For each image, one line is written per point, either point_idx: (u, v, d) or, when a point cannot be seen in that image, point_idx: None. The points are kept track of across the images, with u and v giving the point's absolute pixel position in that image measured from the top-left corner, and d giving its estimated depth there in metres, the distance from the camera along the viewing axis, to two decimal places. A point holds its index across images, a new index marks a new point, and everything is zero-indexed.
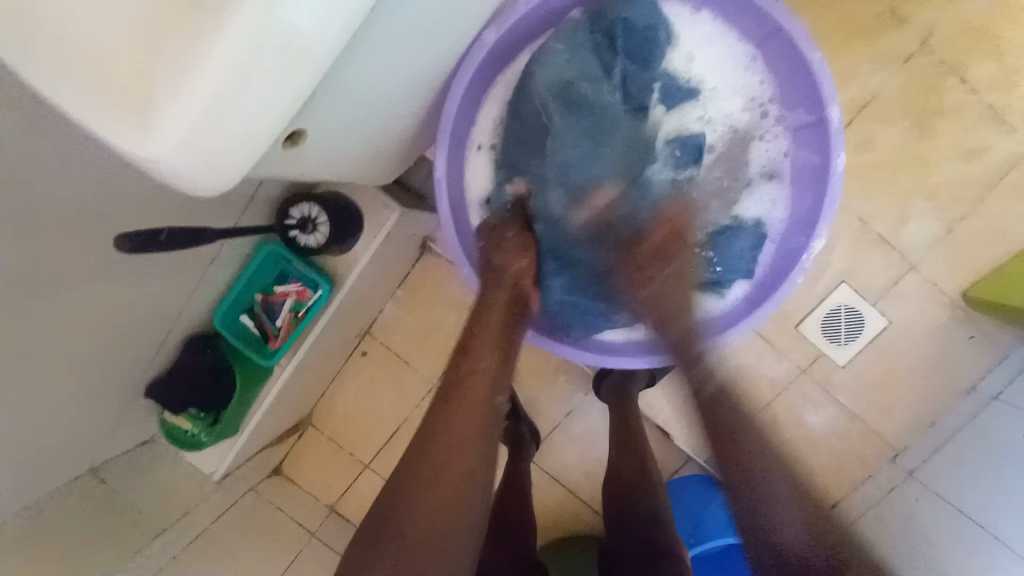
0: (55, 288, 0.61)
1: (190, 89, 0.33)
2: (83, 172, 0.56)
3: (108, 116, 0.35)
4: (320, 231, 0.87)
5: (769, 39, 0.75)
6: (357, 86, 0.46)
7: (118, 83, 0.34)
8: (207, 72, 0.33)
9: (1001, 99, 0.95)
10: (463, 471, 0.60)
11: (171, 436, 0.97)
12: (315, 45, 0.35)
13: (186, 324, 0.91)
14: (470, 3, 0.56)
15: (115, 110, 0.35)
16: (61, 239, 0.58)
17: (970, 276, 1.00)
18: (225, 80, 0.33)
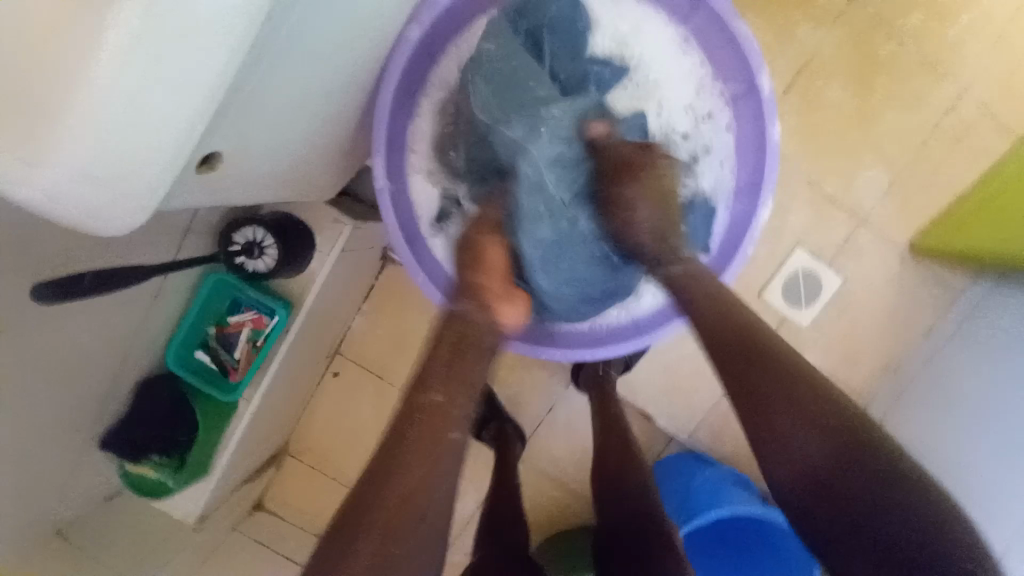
0: None
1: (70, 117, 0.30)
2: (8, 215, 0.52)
3: None
4: (269, 254, 0.83)
5: (696, 13, 0.77)
6: (268, 103, 0.43)
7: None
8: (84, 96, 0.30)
9: (931, 50, 1.00)
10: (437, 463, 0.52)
11: (136, 487, 0.92)
12: (204, 56, 0.33)
13: (137, 366, 0.86)
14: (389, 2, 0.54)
15: None
16: None
17: (915, 225, 1.04)
18: (109, 105, 0.31)
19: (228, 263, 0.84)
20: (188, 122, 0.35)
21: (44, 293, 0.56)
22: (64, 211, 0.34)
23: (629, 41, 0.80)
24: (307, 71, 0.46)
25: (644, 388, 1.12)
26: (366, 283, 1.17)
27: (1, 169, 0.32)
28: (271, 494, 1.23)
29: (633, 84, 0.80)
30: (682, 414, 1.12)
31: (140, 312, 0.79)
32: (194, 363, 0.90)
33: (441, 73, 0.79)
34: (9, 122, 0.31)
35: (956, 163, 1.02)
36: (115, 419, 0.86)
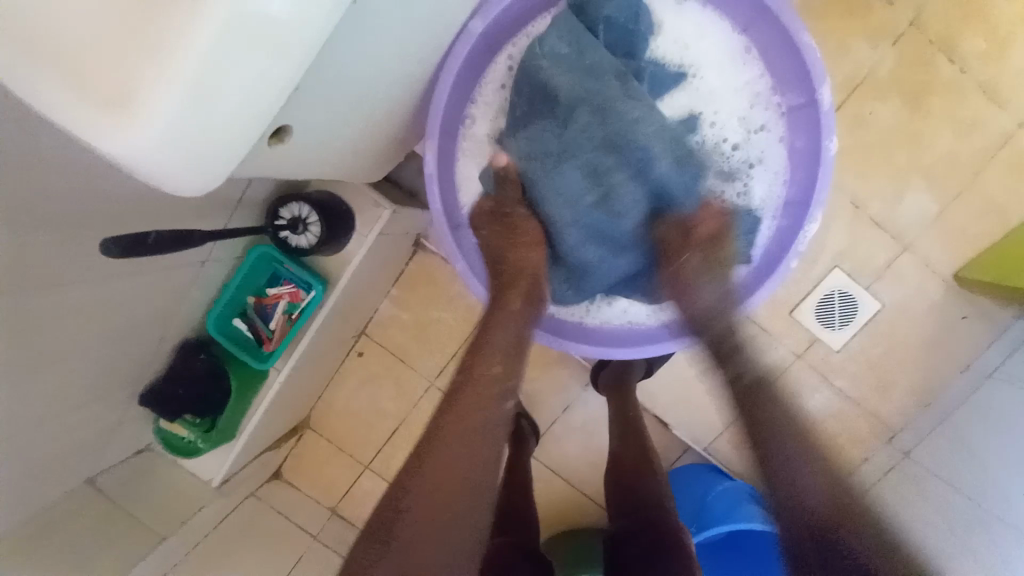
0: (45, 298, 0.59)
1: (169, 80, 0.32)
2: (76, 173, 0.55)
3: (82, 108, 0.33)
4: (312, 231, 0.86)
5: (757, 21, 0.75)
6: (338, 85, 0.45)
7: (89, 70, 0.33)
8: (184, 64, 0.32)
9: (991, 76, 0.96)
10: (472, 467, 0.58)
11: (168, 443, 0.98)
12: (294, 36, 0.34)
13: (178, 329, 0.90)
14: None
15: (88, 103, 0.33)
16: (47, 250, 0.57)
17: (962, 255, 1.01)
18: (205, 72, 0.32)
19: (273, 237, 0.87)
20: (276, 82, 0.36)
21: (113, 248, 0.60)
22: (153, 166, 0.35)
23: (687, 45, 0.79)
24: (380, 52, 0.47)
25: (664, 397, 1.12)
26: (397, 268, 1.19)
27: (103, 124, 0.33)
28: (290, 466, 1.27)
29: (687, 89, 0.80)
30: (700, 426, 1.11)
31: (188, 278, 0.83)
32: (231, 330, 0.93)
33: (495, 67, 0.80)
34: (116, 77, 0.33)
35: (1012, 193, 0.98)
36: (156, 376, 0.91)
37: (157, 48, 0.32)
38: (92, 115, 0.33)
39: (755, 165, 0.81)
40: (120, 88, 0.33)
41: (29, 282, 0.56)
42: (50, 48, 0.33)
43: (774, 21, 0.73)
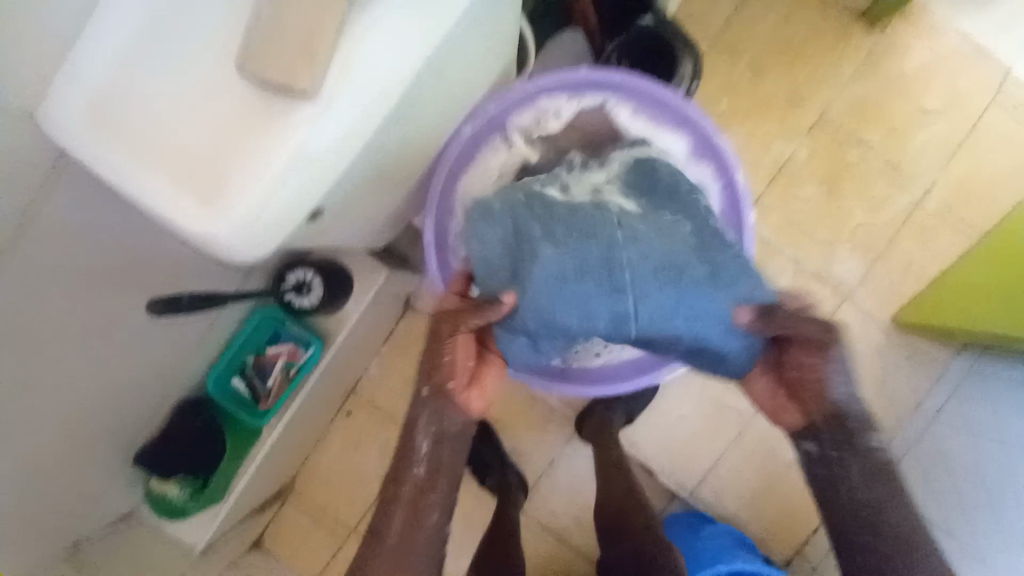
0: (49, 352, 0.65)
1: (254, 181, 0.39)
2: (109, 244, 0.64)
3: (181, 203, 0.41)
4: (314, 293, 0.94)
5: (686, 121, 0.81)
6: (368, 174, 0.52)
7: (176, 167, 0.41)
8: (269, 169, 0.40)
9: (895, 155, 1.15)
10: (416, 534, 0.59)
11: (155, 505, 0.98)
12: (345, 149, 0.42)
13: (177, 388, 0.94)
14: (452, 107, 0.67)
15: (186, 200, 0.40)
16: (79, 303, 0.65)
17: (894, 305, 1.15)
18: (279, 173, 0.40)
19: (279, 299, 0.95)
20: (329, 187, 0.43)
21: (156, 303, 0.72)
22: (218, 248, 0.41)
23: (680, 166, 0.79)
24: (397, 153, 0.55)
25: (644, 443, 1.18)
26: (388, 328, 1.27)
27: (182, 214, 0.40)
28: (271, 536, 1.26)
29: None
30: (681, 472, 1.17)
31: (195, 335, 0.89)
32: (230, 388, 0.98)
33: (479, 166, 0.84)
34: (200, 179, 0.40)
35: (926, 250, 1.14)
36: (152, 435, 0.94)
37: (240, 159, 0.40)
38: (176, 203, 0.41)
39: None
40: (202, 189, 0.40)
41: (34, 338, 0.62)
42: (148, 152, 0.41)
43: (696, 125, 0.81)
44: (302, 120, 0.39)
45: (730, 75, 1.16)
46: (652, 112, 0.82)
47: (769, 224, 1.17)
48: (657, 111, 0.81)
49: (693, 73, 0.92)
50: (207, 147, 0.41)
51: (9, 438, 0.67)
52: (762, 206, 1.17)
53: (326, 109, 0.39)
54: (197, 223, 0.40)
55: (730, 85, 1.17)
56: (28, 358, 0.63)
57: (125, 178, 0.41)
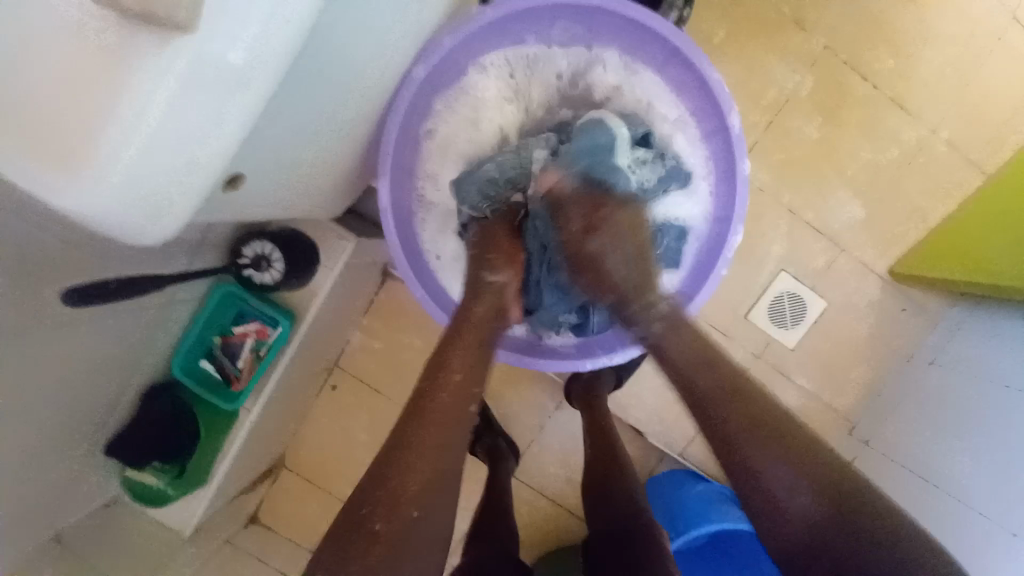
0: None
1: (122, 129, 0.31)
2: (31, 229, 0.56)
3: (28, 164, 0.31)
4: (275, 268, 0.87)
5: (669, 63, 0.74)
6: (286, 126, 0.44)
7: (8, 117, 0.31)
8: (139, 116, 0.31)
9: (900, 88, 1.07)
10: (449, 449, 0.55)
11: (134, 493, 0.95)
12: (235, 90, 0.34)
13: (139, 374, 0.88)
14: (410, 42, 0.57)
15: (34, 159, 0.31)
16: (18, 290, 0.56)
17: (893, 252, 1.10)
18: (154, 120, 0.31)
19: (236, 275, 0.88)
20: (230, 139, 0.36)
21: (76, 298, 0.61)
22: (88, 218, 0.33)
23: (662, 121, 0.77)
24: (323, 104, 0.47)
25: (636, 404, 1.15)
26: (365, 298, 1.21)
27: (28, 174, 0.31)
28: (267, 509, 1.25)
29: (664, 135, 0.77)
30: (674, 432, 1.15)
31: (149, 320, 0.82)
32: (198, 371, 0.93)
33: (444, 116, 0.76)
34: (40, 127, 0.31)
35: (925, 193, 1.08)
36: (119, 425, 0.89)
37: (94, 100, 0.31)
38: (21, 163, 0.31)
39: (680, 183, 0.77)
40: (48, 141, 0.31)
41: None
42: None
43: (685, 61, 0.71)
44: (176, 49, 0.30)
45: (726, 4, 1.06)
46: (630, 53, 0.75)
47: (765, 171, 1.10)
48: (638, 51, 0.75)
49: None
50: (49, 92, 0.31)
51: None
52: (759, 150, 1.09)
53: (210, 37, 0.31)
54: (51, 186, 0.32)
55: (726, 15, 1.06)
56: None
57: None
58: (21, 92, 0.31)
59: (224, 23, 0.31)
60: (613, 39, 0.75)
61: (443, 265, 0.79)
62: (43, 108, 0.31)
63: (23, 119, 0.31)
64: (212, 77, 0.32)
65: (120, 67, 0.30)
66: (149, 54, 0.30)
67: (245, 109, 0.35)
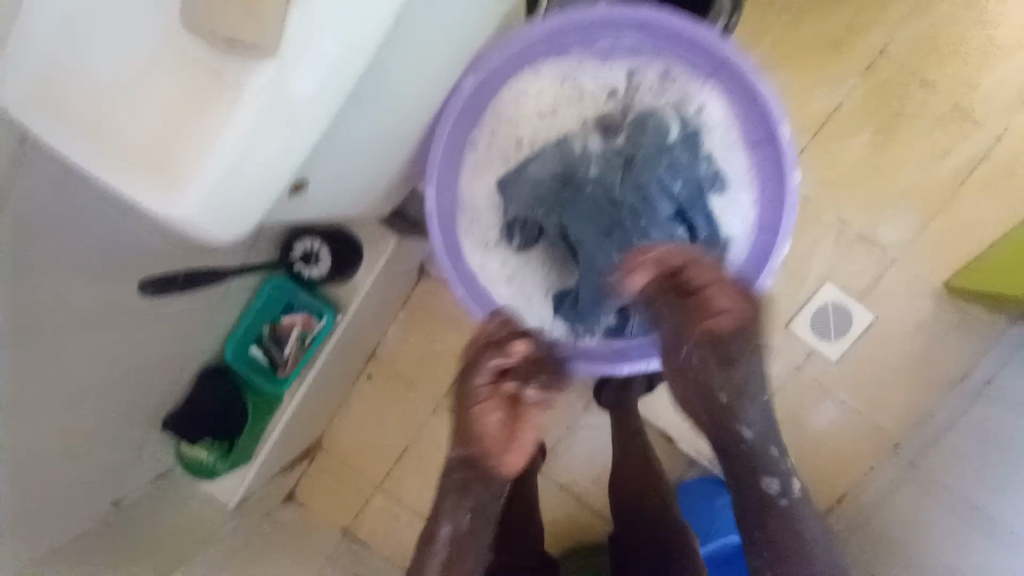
0: (64, 329, 0.62)
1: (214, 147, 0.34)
2: (111, 222, 0.62)
3: (135, 178, 0.35)
4: (322, 264, 0.92)
5: (718, 73, 0.73)
6: (348, 138, 0.46)
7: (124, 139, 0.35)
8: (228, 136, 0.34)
9: (967, 96, 1.01)
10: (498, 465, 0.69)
11: (186, 466, 1.01)
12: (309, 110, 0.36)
13: (195, 358, 0.95)
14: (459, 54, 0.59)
15: (141, 173, 0.35)
16: (88, 276, 0.63)
17: (949, 268, 1.05)
18: (240, 139, 0.34)
19: (287, 270, 0.94)
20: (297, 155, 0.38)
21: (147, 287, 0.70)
22: (179, 227, 0.37)
23: (708, 129, 0.76)
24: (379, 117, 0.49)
25: (666, 412, 1.14)
26: (403, 294, 1.24)
27: (135, 187, 0.35)
28: (303, 490, 1.32)
29: (710, 140, 0.76)
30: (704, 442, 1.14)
31: (207, 306, 0.87)
32: (249, 357, 0.98)
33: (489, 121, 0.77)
34: (147, 148, 0.35)
35: (989, 207, 1.02)
36: (177, 403, 0.96)
37: (190, 125, 0.34)
38: (130, 176, 0.35)
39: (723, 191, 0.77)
40: (151, 160, 0.35)
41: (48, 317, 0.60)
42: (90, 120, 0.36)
43: (735, 70, 0.70)
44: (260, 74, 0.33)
45: (776, 8, 1.02)
46: (677, 63, 0.74)
47: (810, 181, 1.06)
48: (686, 60, 0.74)
49: (734, 1, 0.79)
50: (156, 115, 0.35)
51: (44, 416, 0.67)
52: (806, 159, 1.06)
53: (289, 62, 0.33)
54: (148, 200, 0.35)
55: (776, 19, 1.03)
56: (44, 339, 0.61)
57: (77, 153, 0.36)
58: (135, 116, 0.35)
59: (298, 49, 0.33)
60: (660, 47, 0.74)
61: (483, 267, 0.80)
62: (152, 129, 0.35)
63: (134, 141, 0.35)
64: (285, 100, 0.34)
65: (216, 93, 0.34)
66: (239, 81, 0.33)
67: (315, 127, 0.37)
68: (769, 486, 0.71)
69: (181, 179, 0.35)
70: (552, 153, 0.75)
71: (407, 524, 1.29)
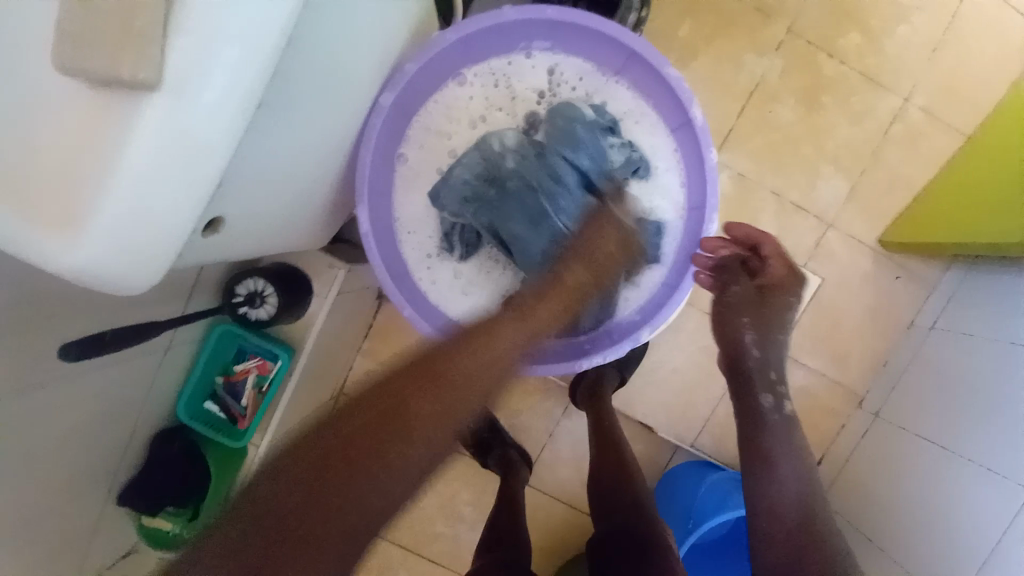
0: None
1: (110, 191, 0.33)
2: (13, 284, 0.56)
3: (26, 233, 0.33)
4: (269, 303, 0.87)
5: (629, 65, 0.75)
6: (257, 168, 0.45)
7: (7, 191, 0.33)
8: (126, 177, 0.33)
9: (870, 63, 1.08)
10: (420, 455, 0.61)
11: (150, 541, 0.94)
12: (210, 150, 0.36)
13: (147, 420, 0.89)
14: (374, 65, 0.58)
15: (33, 228, 0.33)
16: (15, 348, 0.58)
17: (880, 224, 1.11)
18: (139, 180, 0.33)
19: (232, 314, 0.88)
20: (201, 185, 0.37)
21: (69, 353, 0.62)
22: (84, 279, 0.35)
23: (626, 118, 0.79)
24: (288, 143, 0.47)
25: (642, 400, 1.16)
26: (365, 324, 1.21)
27: (28, 243, 0.33)
28: None
29: (626, 128, 0.79)
30: (683, 424, 1.15)
31: (151, 365, 0.83)
32: (205, 412, 0.94)
33: (416, 139, 0.78)
34: (35, 200, 0.33)
35: (906, 162, 1.10)
36: (132, 472, 0.90)
37: (77, 164, 0.32)
38: (20, 231, 0.33)
39: (648, 174, 0.79)
40: (35, 205, 0.33)
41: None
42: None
43: (643, 62, 0.73)
44: (150, 113, 0.32)
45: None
46: (590, 60, 0.77)
47: (743, 157, 1.11)
48: (598, 57, 0.77)
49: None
50: (43, 163, 0.33)
51: None
52: (736, 137, 1.11)
53: (178, 99, 0.32)
54: (39, 249, 0.33)
55: (688, 10, 1.08)
56: None
57: None
58: (10, 161, 0.33)
59: (187, 77, 0.32)
60: (570, 48, 0.77)
61: (431, 283, 0.80)
62: (39, 177, 0.33)
63: (12, 187, 0.33)
64: (179, 128, 0.33)
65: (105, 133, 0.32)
66: (127, 120, 0.32)
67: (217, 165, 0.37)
68: (764, 401, 0.74)
69: (74, 223, 0.33)
70: (472, 156, 0.74)
71: (400, 558, 1.24)
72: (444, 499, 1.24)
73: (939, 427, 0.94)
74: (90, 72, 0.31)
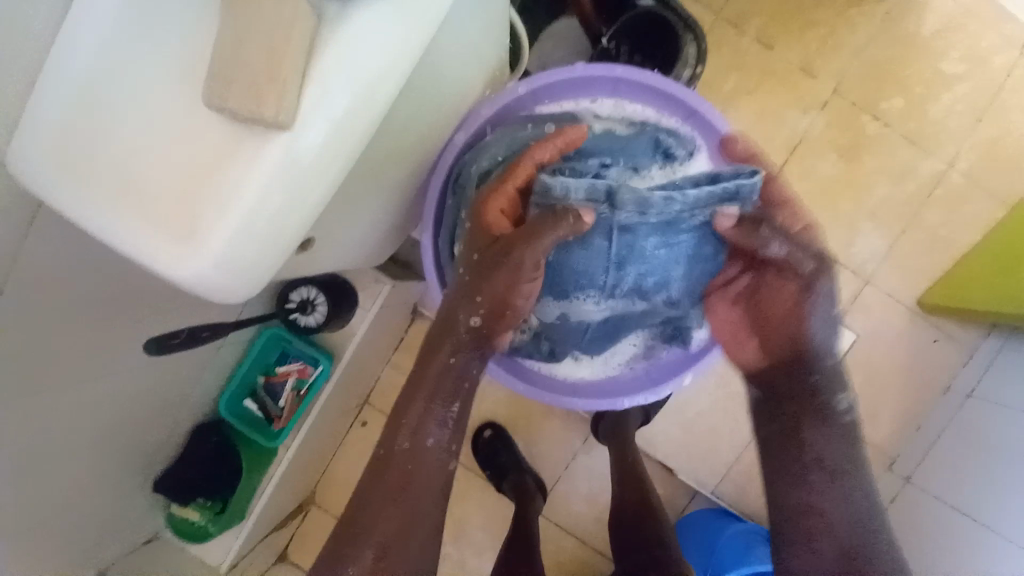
0: (52, 390, 0.62)
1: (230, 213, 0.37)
2: (93, 278, 0.60)
3: (156, 245, 0.38)
4: (319, 311, 0.92)
5: (688, 119, 0.79)
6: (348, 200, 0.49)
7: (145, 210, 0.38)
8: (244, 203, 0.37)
9: (916, 124, 1.10)
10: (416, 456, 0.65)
11: (178, 530, 0.97)
12: (315, 181, 0.39)
13: (188, 413, 0.93)
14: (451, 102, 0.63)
15: (164, 243, 0.38)
16: (85, 335, 0.62)
17: (919, 284, 1.10)
18: (251, 204, 0.37)
19: (283, 320, 0.93)
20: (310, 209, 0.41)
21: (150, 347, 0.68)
22: (195, 287, 0.39)
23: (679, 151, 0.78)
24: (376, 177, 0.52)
25: (664, 440, 1.14)
26: (397, 336, 1.24)
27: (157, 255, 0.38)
28: (296, 547, 1.26)
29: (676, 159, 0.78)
30: (705, 469, 1.14)
31: (202, 362, 0.88)
32: (243, 410, 0.97)
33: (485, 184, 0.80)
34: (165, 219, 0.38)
35: (946, 224, 1.09)
36: (170, 460, 0.94)
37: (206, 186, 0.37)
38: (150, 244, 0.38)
39: None
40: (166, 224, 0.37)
41: (35, 375, 0.59)
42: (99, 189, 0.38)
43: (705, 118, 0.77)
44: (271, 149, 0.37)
45: (736, 51, 1.11)
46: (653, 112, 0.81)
47: None
48: (661, 106, 0.80)
49: (698, 55, 0.89)
50: (178, 188, 0.38)
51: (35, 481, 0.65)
52: None
53: (298, 138, 0.37)
54: (166, 260, 0.38)
55: (735, 63, 1.11)
56: (29, 400, 0.59)
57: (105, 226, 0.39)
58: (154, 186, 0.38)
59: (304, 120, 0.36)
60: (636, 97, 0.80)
61: None
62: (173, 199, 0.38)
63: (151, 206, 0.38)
64: (295, 154, 0.37)
65: (234, 167, 0.37)
66: (253, 155, 0.37)
67: (319, 193, 0.40)
68: (838, 402, 0.70)
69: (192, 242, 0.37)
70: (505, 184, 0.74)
71: None
72: (455, 519, 1.25)
73: (968, 497, 0.92)
74: (227, 113, 0.36)
